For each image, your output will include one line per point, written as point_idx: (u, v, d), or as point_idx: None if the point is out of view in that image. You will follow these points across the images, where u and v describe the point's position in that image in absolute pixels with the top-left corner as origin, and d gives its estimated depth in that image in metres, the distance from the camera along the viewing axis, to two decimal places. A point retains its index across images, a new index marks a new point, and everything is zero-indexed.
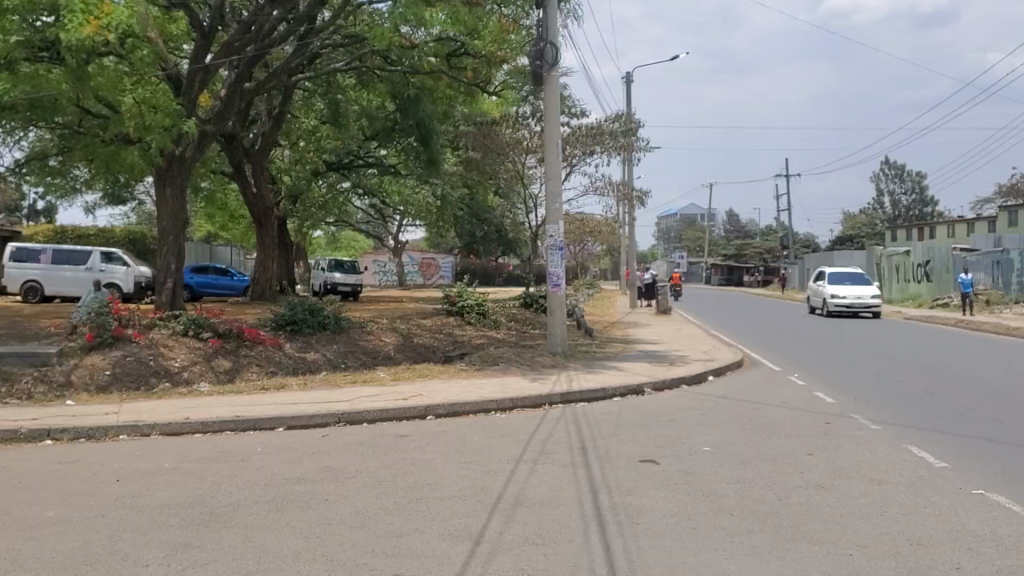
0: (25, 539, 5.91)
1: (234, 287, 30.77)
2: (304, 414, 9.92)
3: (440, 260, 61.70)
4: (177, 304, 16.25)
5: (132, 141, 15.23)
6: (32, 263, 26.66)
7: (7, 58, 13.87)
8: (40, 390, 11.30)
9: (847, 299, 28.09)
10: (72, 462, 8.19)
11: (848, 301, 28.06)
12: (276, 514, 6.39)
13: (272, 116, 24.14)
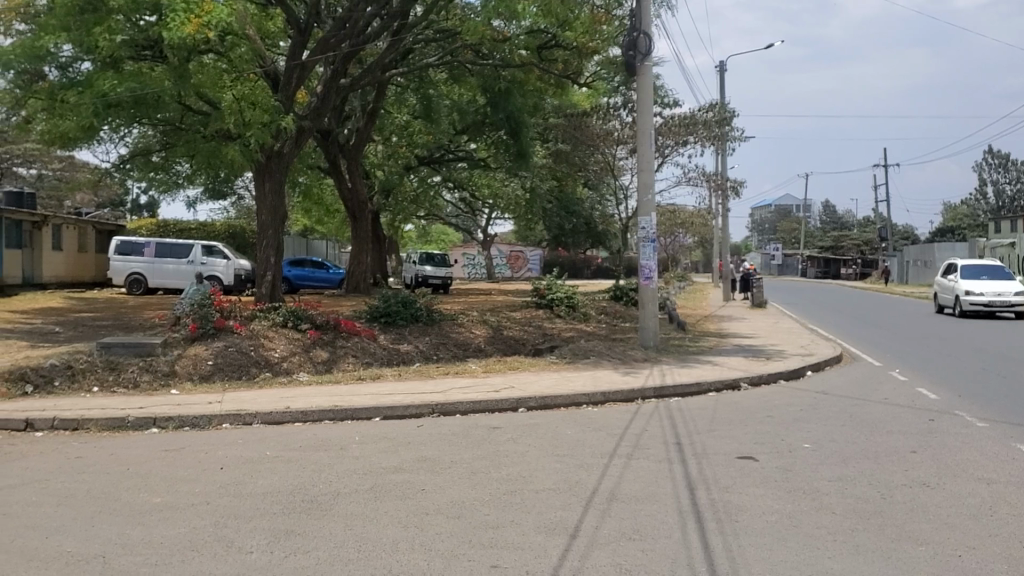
0: (135, 525, 6.11)
1: (329, 279, 31.33)
2: (399, 405, 10.03)
3: (528, 252, 61.48)
4: (276, 296, 16.62)
5: (232, 137, 15.60)
6: (137, 256, 27.62)
7: (112, 58, 14.43)
8: (147, 379, 11.66)
9: (985, 296, 25.86)
10: (177, 449, 8.44)
11: (985, 299, 25.85)
12: (375, 503, 6.47)
13: (366, 111, 24.51)
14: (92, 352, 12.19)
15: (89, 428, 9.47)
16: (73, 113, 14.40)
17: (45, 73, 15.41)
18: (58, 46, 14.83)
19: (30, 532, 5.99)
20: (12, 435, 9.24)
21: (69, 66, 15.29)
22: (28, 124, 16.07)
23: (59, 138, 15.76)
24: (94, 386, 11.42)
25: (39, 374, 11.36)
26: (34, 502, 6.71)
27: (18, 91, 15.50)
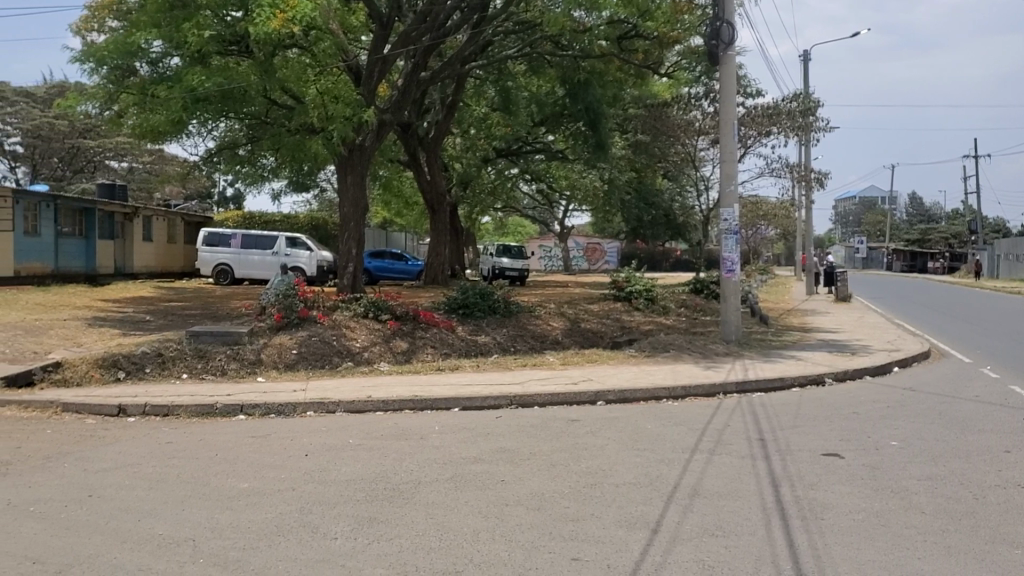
0: (224, 509, 6.26)
1: (407, 271, 31.60)
2: (478, 396, 10.08)
3: (605, 243, 62.22)
4: (358, 288, 16.84)
5: (315, 131, 15.84)
6: (223, 247, 28.31)
7: (201, 53, 14.75)
8: (233, 367, 11.93)
9: None
10: (264, 436, 8.62)
11: None
12: (455, 493, 6.51)
13: (445, 104, 24.67)
14: (181, 341, 12.51)
15: (179, 415, 9.73)
16: (163, 108, 14.80)
17: (137, 68, 15.84)
18: (149, 42, 15.23)
19: (124, 514, 6.18)
20: (106, 420, 9.54)
21: (159, 62, 15.68)
22: (120, 119, 16.54)
23: (150, 133, 16.19)
24: (183, 373, 11.72)
25: (131, 361, 11.71)
26: (127, 485, 6.92)
27: (111, 86, 15.94)
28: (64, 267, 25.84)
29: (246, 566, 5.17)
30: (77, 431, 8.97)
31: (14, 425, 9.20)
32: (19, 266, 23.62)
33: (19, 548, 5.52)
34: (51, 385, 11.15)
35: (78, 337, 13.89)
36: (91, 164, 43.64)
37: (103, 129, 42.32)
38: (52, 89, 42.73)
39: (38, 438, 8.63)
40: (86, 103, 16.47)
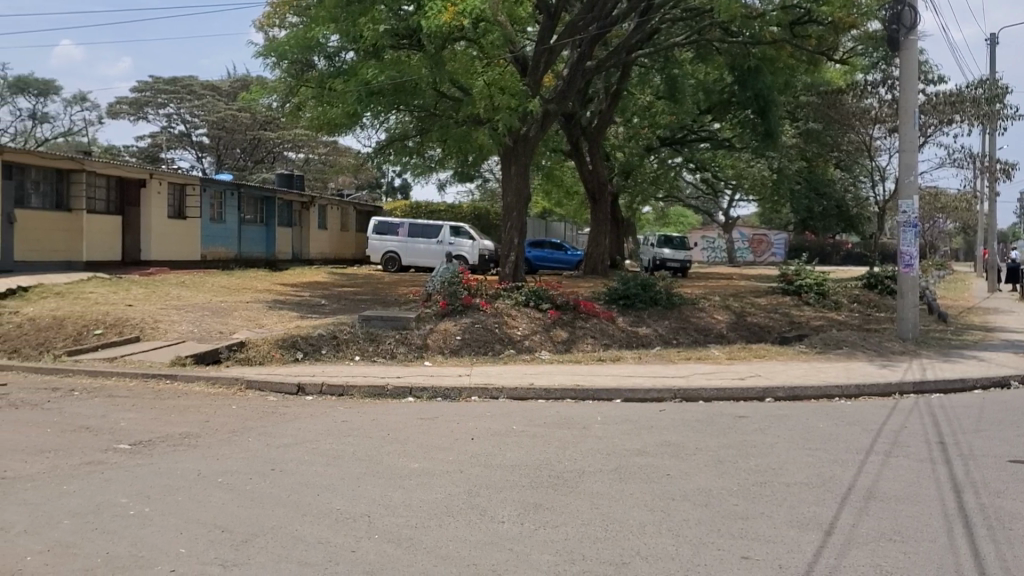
0: (396, 488, 6.47)
1: (567, 261, 31.68)
2: (641, 389, 10.02)
3: (771, 235, 60.61)
4: (519, 277, 16.99)
5: (482, 122, 16.12)
6: (392, 235, 29.21)
7: (375, 46, 15.29)
8: (402, 351, 12.29)
9: None
10: (432, 418, 8.85)
11: None
12: (620, 484, 6.50)
13: (610, 93, 24.60)
14: (354, 324, 12.99)
15: (352, 395, 10.10)
16: (339, 101, 15.40)
17: (314, 62, 16.52)
18: (326, 37, 15.86)
19: (304, 488, 6.48)
20: (287, 397, 10.02)
21: (335, 56, 16.31)
22: (298, 112, 17.29)
23: (325, 125, 16.85)
24: (355, 355, 12.16)
25: (307, 343, 12.23)
26: (306, 461, 7.24)
27: (291, 79, 16.75)
28: (246, 252, 27.25)
29: (418, 544, 5.33)
30: (260, 408, 9.45)
31: (201, 400, 9.78)
32: (206, 251, 25.04)
33: (210, 516, 5.88)
34: (235, 363, 11.80)
35: (259, 318, 14.62)
36: (270, 154, 45.68)
37: (282, 121, 44.22)
38: (236, 83, 44.89)
39: (225, 412, 9.15)
40: (268, 97, 17.29)
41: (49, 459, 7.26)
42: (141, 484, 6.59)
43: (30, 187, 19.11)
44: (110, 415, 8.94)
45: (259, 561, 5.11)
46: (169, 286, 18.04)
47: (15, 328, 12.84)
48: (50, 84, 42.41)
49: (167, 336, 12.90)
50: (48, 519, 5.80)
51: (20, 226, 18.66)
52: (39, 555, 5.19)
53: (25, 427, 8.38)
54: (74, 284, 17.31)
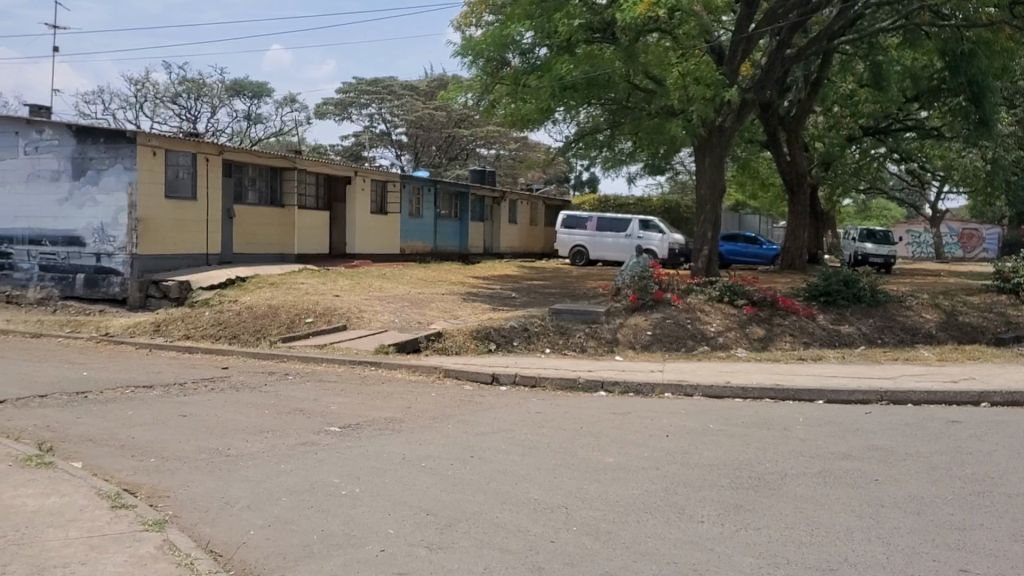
0: (593, 481, 6.50)
1: (762, 255, 30.83)
2: (845, 389, 9.64)
3: (984, 229, 57.06)
4: (712, 271, 16.75)
5: (676, 113, 15.97)
6: (581, 229, 29.39)
7: (570, 40, 15.44)
8: (592, 345, 12.35)
9: None
10: (626, 413, 8.84)
11: None
12: (825, 488, 6.29)
13: (810, 82, 23.75)
14: (545, 317, 13.18)
15: (546, 386, 10.23)
16: (534, 97, 15.71)
17: (508, 59, 16.79)
18: (521, 34, 16.08)
19: (503, 476, 6.63)
20: (483, 387, 10.25)
21: (529, 52, 16.48)
22: (493, 109, 17.64)
23: (519, 121, 17.14)
24: (546, 348, 12.31)
25: (501, 334, 12.48)
26: (504, 449, 7.40)
27: (487, 77, 17.09)
28: (441, 246, 28.09)
29: (618, 539, 5.34)
30: (458, 396, 9.71)
31: (403, 387, 10.18)
32: (405, 245, 25.98)
33: (415, 499, 6.10)
34: (434, 352, 12.20)
35: (455, 309, 15.05)
36: (464, 151, 46.66)
37: (476, 118, 45.23)
38: (433, 82, 46.25)
39: (426, 399, 9.48)
40: (464, 95, 17.71)
41: (268, 439, 7.75)
42: (351, 465, 6.93)
43: (248, 184, 20.39)
44: (321, 398, 9.45)
45: (463, 545, 5.26)
46: (371, 278, 18.85)
47: (234, 316, 13.78)
48: (263, 86, 44.99)
49: (370, 325, 13.48)
50: (269, 495, 6.19)
51: (239, 221, 19.92)
52: (261, 529, 5.54)
53: (247, 408, 8.97)
54: (286, 275, 18.36)
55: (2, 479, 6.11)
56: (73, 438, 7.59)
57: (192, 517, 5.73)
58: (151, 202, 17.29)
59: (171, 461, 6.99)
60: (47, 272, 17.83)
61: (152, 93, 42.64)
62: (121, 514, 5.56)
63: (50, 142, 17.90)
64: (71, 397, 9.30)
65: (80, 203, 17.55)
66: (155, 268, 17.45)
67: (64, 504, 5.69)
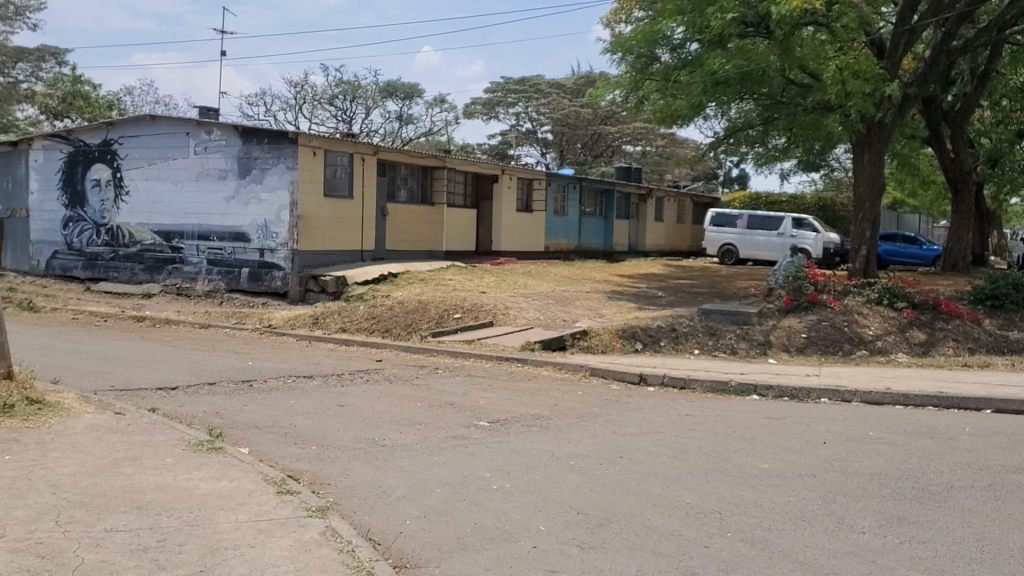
0: (747, 487, 6.36)
1: (922, 256, 29.51)
2: (1015, 399, 9.12)
3: None
4: (870, 272, 16.14)
5: (833, 109, 15.60)
6: (730, 227, 28.84)
7: (722, 34, 15.17)
8: (743, 347, 12.09)
9: None
10: (779, 418, 8.62)
11: None
12: (997, 503, 5.96)
13: (977, 75, 22.57)
14: (693, 317, 13.00)
15: (695, 388, 10.07)
16: (684, 93, 15.62)
17: (659, 56, 16.68)
18: (672, 30, 15.97)
19: (654, 478, 6.56)
20: (630, 387, 10.19)
21: (679, 48, 16.33)
22: (642, 106, 17.59)
23: (668, 117, 17.02)
24: (696, 348, 12.15)
25: (648, 334, 12.38)
26: (653, 451, 7.32)
27: (636, 73, 17.04)
28: (586, 244, 28.07)
29: (774, 547, 5.21)
30: (606, 395, 9.68)
31: (550, 384, 10.23)
32: (549, 242, 26.10)
33: (565, 497, 6.11)
34: (580, 351, 12.22)
35: (601, 308, 15.01)
36: (610, 149, 46.32)
37: (623, 115, 44.96)
38: (581, 80, 46.27)
39: (573, 397, 9.50)
40: (613, 92, 17.71)
41: (420, 431, 7.91)
42: (501, 460, 7.00)
43: (400, 183, 20.88)
44: (471, 393, 9.59)
45: (614, 546, 5.24)
46: (517, 275, 19.01)
47: (387, 310, 14.14)
48: (415, 87, 45.89)
49: (517, 322, 13.60)
50: (423, 486, 6.32)
51: (391, 218, 20.43)
52: (417, 519, 5.66)
53: (399, 400, 9.20)
54: (435, 272, 18.71)
55: (178, 463, 6.46)
56: (240, 425, 7.95)
57: (352, 505, 5.91)
58: (309, 200, 17.94)
59: (331, 449, 7.24)
60: (214, 266, 18.74)
61: (311, 95, 44.35)
62: (286, 500, 5.79)
63: (217, 142, 18.79)
64: (237, 385, 9.76)
65: (245, 201, 18.37)
66: (313, 263, 18.10)
67: (235, 488, 5.97)
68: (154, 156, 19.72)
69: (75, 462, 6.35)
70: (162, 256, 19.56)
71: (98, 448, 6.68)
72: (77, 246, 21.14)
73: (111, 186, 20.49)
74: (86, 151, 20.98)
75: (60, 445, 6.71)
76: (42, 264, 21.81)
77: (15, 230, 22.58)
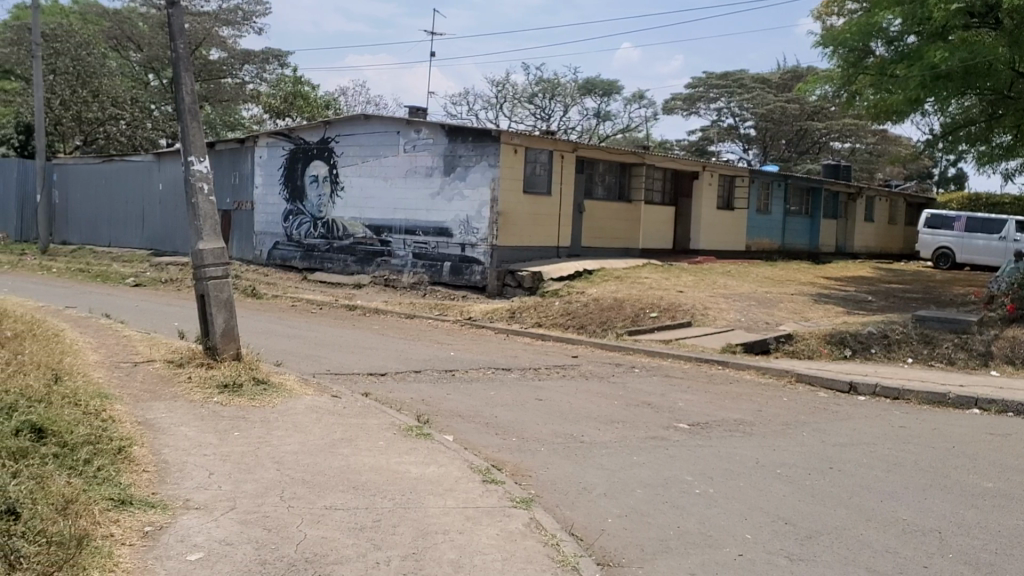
0: (970, 506, 5.98)
1: None
2: None
3: None
4: None
5: None
6: (946, 230, 27.25)
7: (945, 25, 14.32)
8: (962, 357, 11.32)
9: None
10: (1003, 435, 8.06)
11: None
12: None
13: None
14: (907, 325, 12.38)
15: (910, 400, 9.55)
16: (901, 87, 14.94)
17: (873, 49, 16.24)
18: (889, 21, 15.49)
19: (865, 492, 6.28)
20: (838, 395, 9.80)
21: (897, 40, 15.83)
22: (854, 102, 16.89)
23: (883, 114, 16.25)
24: (908, 357, 11.54)
25: (858, 340, 11.92)
26: (866, 464, 7.00)
27: (849, 67, 16.49)
28: (790, 244, 27.23)
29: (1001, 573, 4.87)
30: (812, 402, 9.38)
31: (753, 388, 9.99)
32: (750, 242, 25.48)
33: (772, 506, 5.95)
34: (784, 355, 11.88)
35: (806, 312, 14.50)
36: (817, 145, 44.62)
37: (831, 110, 43.08)
38: (787, 74, 44.93)
39: (776, 403, 9.23)
40: (822, 86, 17.16)
41: (619, 430, 7.91)
42: (704, 464, 6.89)
43: (598, 179, 20.86)
44: (669, 394, 9.49)
45: (825, 559, 5.06)
46: (716, 275, 18.67)
47: (583, 307, 14.20)
48: (614, 84, 45.73)
49: (717, 323, 13.34)
50: (624, 485, 6.30)
51: (589, 216, 20.51)
52: (619, 518, 5.65)
53: (599, 398, 9.22)
54: (632, 270, 18.63)
55: (389, 446, 6.73)
56: (446, 413, 8.20)
57: (554, 499, 5.98)
58: (511, 197, 18.28)
59: (531, 442, 7.35)
60: (419, 259, 19.41)
61: (512, 93, 45.14)
62: (491, 489, 5.92)
63: (425, 141, 19.39)
64: (441, 374, 10.09)
65: (449, 197, 18.92)
66: (511, 259, 18.45)
67: (443, 474, 6.17)
68: (368, 154, 20.60)
69: (297, 440, 6.73)
70: (372, 248, 20.45)
71: (318, 429, 7.05)
72: (295, 237, 22.42)
73: (328, 182, 21.56)
74: (305, 149, 22.16)
75: (284, 424, 7.13)
76: (264, 253, 23.27)
77: (240, 221, 24.19)
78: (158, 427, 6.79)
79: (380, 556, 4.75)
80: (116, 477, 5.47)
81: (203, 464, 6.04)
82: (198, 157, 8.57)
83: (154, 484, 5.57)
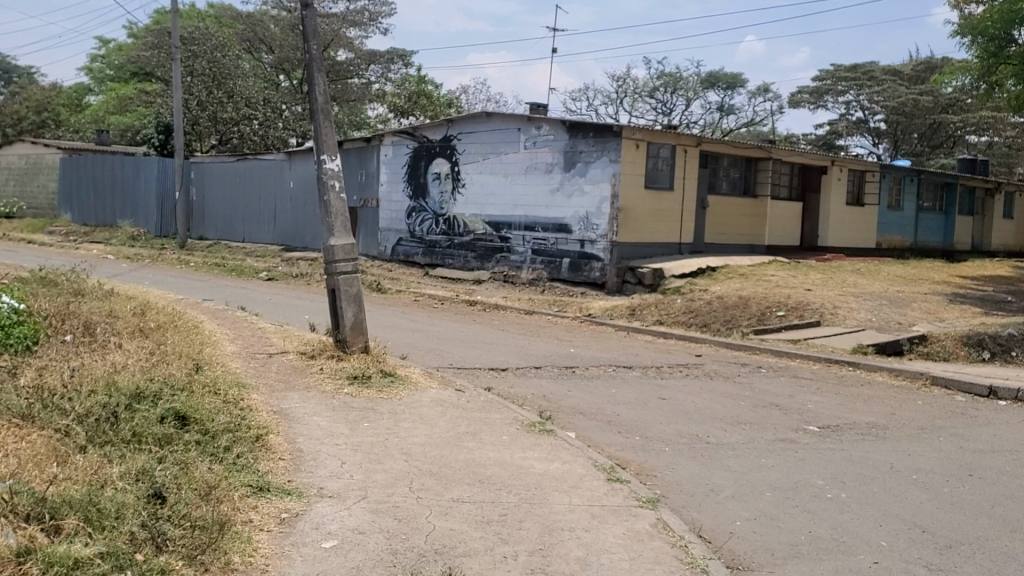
0: None
1: None
2: None
3: None
4: None
5: None
6: None
7: None
8: None
9: None
10: None
11: None
12: None
13: None
14: None
15: None
16: None
17: (1016, 37, 15.44)
18: None
19: (1008, 501, 6.01)
20: (977, 400, 9.39)
21: None
22: (994, 93, 16.17)
23: None
24: None
25: (997, 342, 11.40)
26: (1008, 472, 6.70)
27: (989, 57, 15.79)
28: (923, 242, 26.22)
29: None
30: (948, 407, 9.01)
31: (886, 391, 9.66)
32: (881, 239, 24.63)
33: (908, 513, 5.75)
34: (918, 356, 11.46)
35: (941, 312, 13.94)
36: (952, 139, 42.88)
37: (968, 102, 41.31)
38: (921, 65, 43.34)
39: (910, 407, 8.91)
40: (960, 78, 16.52)
41: (746, 431, 7.76)
42: (835, 468, 6.71)
43: (722, 174, 20.49)
44: (798, 395, 9.27)
45: (967, 571, 4.86)
46: (844, 273, 18.14)
47: (706, 305, 14.01)
48: (737, 77, 44.93)
49: (847, 323, 12.96)
50: (752, 488, 6.20)
51: (712, 212, 20.18)
52: (748, 522, 5.56)
53: (724, 398, 9.07)
54: (756, 267, 18.26)
55: (513, 441, 6.79)
56: (569, 410, 8.21)
57: (680, 499, 5.92)
58: (632, 193, 18.18)
59: (655, 441, 7.28)
60: (538, 255, 19.49)
61: (632, 88, 44.88)
62: (617, 487, 5.91)
63: (545, 137, 19.43)
64: (562, 370, 10.11)
65: (569, 194, 18.92)
66: (631, 255, 18.33)
67: (567, 471, 6.18)
68: (489, 151, 20.78)
69: (424, 432, 6.86)
70: (492, 245, 20.62)
71: (444, 422, 7.16)
72: (417, 233, 22.79)
73: (450, 179, 21.87)
74: (428, 147, 22.50)
75: (411, 416, 7.27)
76: (388, 249, 23.75)
77: (365, 217, 24.73)
78: (292, 416, 7.03)
79: (507, 551, 4.80)
80: (254, 464, 5.68)
81: (336, 454, 6.22)
82: (331, 155, 8.84)
83: (289, 472, 5.77)
